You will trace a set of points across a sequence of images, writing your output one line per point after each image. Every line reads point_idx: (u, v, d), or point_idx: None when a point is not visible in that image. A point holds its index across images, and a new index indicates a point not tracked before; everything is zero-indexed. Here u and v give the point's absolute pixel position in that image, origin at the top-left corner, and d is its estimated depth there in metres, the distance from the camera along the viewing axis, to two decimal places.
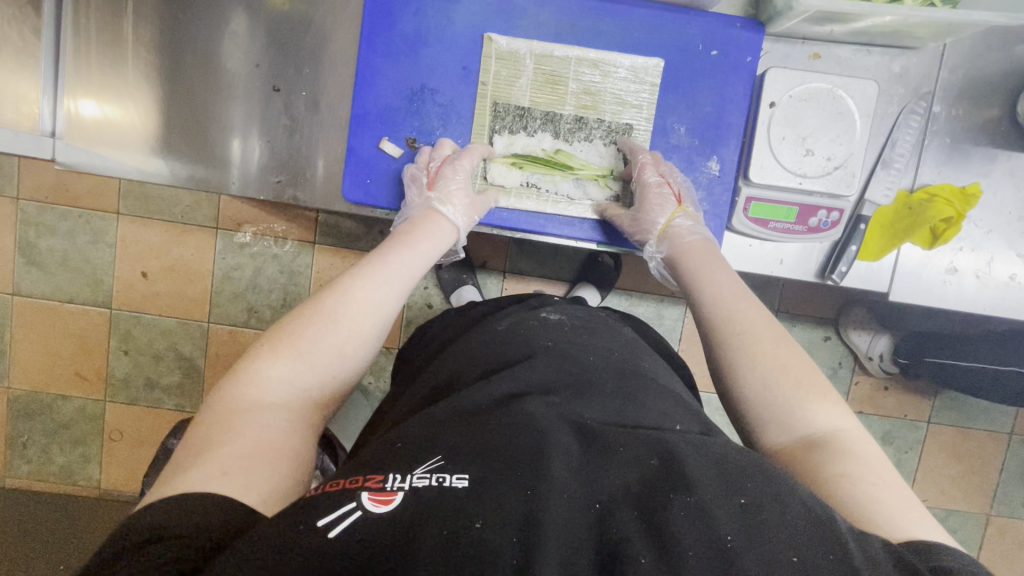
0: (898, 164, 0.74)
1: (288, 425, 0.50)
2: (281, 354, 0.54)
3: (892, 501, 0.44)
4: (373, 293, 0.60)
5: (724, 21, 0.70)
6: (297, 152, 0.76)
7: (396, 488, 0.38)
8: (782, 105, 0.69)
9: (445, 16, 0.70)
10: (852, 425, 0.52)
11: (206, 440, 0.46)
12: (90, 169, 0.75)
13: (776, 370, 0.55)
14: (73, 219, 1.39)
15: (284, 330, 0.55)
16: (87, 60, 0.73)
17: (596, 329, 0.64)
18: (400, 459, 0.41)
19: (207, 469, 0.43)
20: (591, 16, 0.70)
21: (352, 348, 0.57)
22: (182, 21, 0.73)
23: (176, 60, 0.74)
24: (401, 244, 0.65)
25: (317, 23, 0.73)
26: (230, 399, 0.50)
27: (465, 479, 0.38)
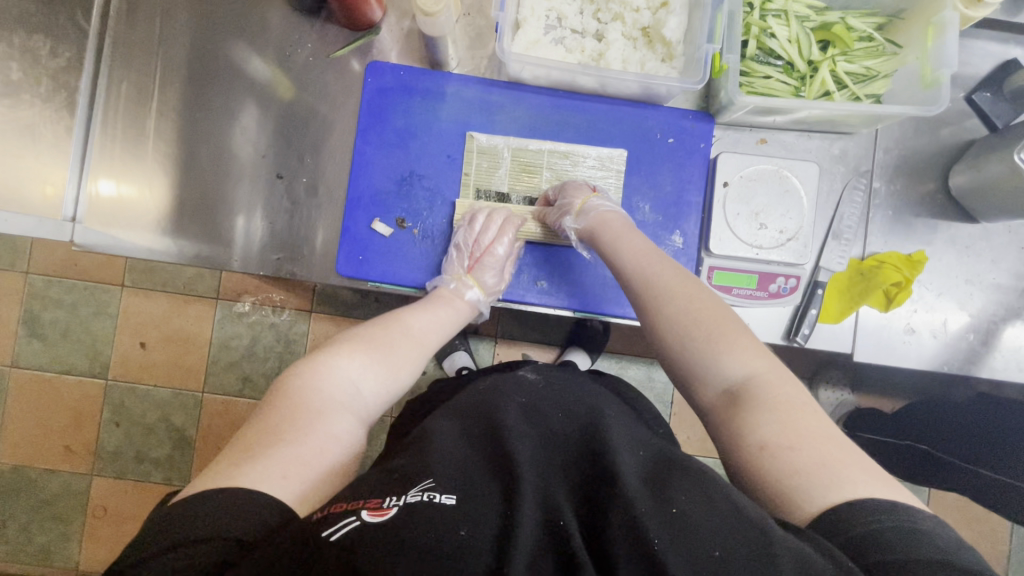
0: (847, 234, 0.81)
1: (350, 430, 0.57)
2: (351, 366, 0.62)
3: (815, 464, 0.47)
4: (421, 334, 0.70)
5: (678, 113, 0.79)
6: (296, 231, 0.82)
7: (391, 505, 0.43)
8: (735, 184, 0.77)
9: (431, 112, 0.79)
10: (763, 367, 0.56)
11: (272, 430, 0.52)
12: (105, 250, 0.80)
13: (689, 328, 0.61)
14: (79, 292, 1.45)
15: (356, 341, 0.64)
16: (113, 153, 0.81)
17: (574, 380, 0.68)
18: (397, 481, 0.46)
19: (271, 469, 0.48)
20: (562, 111, 0.79)
21: (400, 371, 0.66)
22: (200, 120, 0.83)
23: (190, 151, 0.83)
24: (444, 299, 0.75)
25: (320, 119, 0.83)
26: (308, 396, 0.56)
27: (453, 498, 0.43)
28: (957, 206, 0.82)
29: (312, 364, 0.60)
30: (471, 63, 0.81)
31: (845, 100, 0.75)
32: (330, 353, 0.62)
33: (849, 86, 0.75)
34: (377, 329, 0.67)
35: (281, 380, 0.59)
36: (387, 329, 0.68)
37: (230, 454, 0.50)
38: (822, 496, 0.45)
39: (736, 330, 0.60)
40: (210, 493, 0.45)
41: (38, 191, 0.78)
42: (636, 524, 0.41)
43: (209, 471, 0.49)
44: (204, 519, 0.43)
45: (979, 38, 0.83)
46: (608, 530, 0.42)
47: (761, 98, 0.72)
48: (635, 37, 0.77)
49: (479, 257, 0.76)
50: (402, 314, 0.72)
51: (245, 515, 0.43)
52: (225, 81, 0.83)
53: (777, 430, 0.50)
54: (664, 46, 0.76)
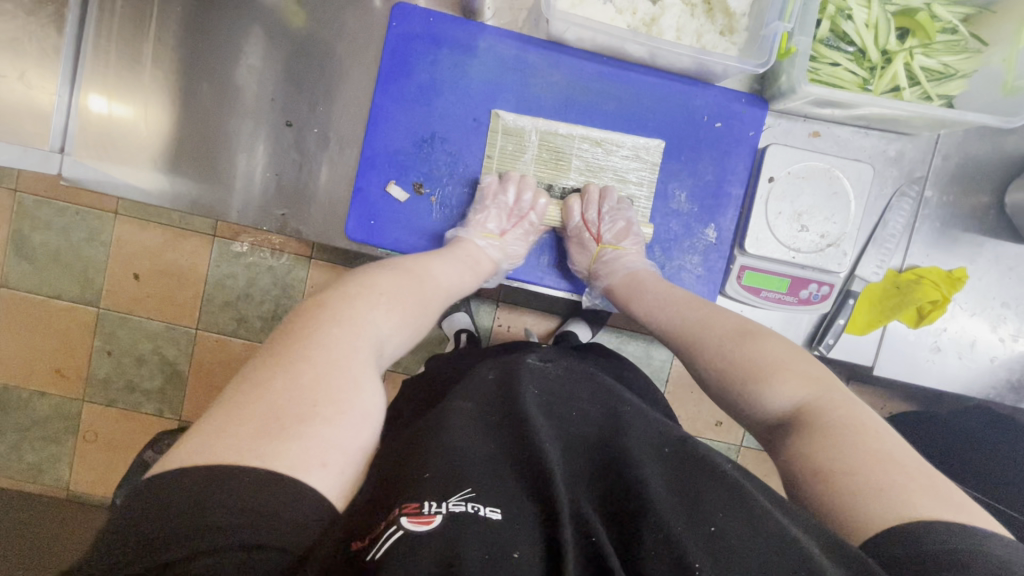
0: (889, 243, 0.76)
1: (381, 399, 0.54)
2: (383, 324, 0.58)
3: (873, 487, 0.45)
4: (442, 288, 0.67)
5: (730, 95, 0.72)
6: (303, 184, 0.76)
7: (434, 512, 0.41)
8: (780, 180, 0.71)
9: (461, 68, 0.72)
10: (813, 396, 0.55)
11: (303, 396, 0.47)
12: (96, 186, 0.74)
13: (757, 365, 0.59)
14: (70, 215, 1.39)
15: (389, 293, 0.60)
16: (105, 80, 0.73)
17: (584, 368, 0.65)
18: (431, 483, 0.43)
19: (310, 449, 0.44)
20: (603, 83, 0.72)
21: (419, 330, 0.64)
22: (203, 50, 0.75)
23: (190, 84, 0.75)
24: (466, 249, 0.72)
25: (336, 63, 0.75)
26: (338, 361, 0.51)
27: (499, 513, 0.42)
28: (1006, 224, 0.77)
29: (347, 316, 0.55)
30: (508, 14, 0.73)
31: (914, 99, 0.69)
32: (364, 305, 0.57)
33: (922, 84, 0.68)
34: (411, 284, 0.63)
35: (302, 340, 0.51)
36: (418, 281, 0.64)
37: (255, 419, 0.44)
38: (883, 515, 0.43)
39: (786, 355, 0.59)
40: (239, 474, 0.40)
41: (23, 116, 0.71)
42: (675, 544, 0.40)
43: (229, 437, 0.43)
44: (240, 504, 0.38)
45: None
46: (640, 549, 0.41)
47: (826, 88, 0.64)
48: (695, 2, 0.69)
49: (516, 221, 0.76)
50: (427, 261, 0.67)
51: (289, 499, 0.40)
52: (234, 8, 0.74)
53: (828, 450, 0.49)
54: (726, 17, 0.68)
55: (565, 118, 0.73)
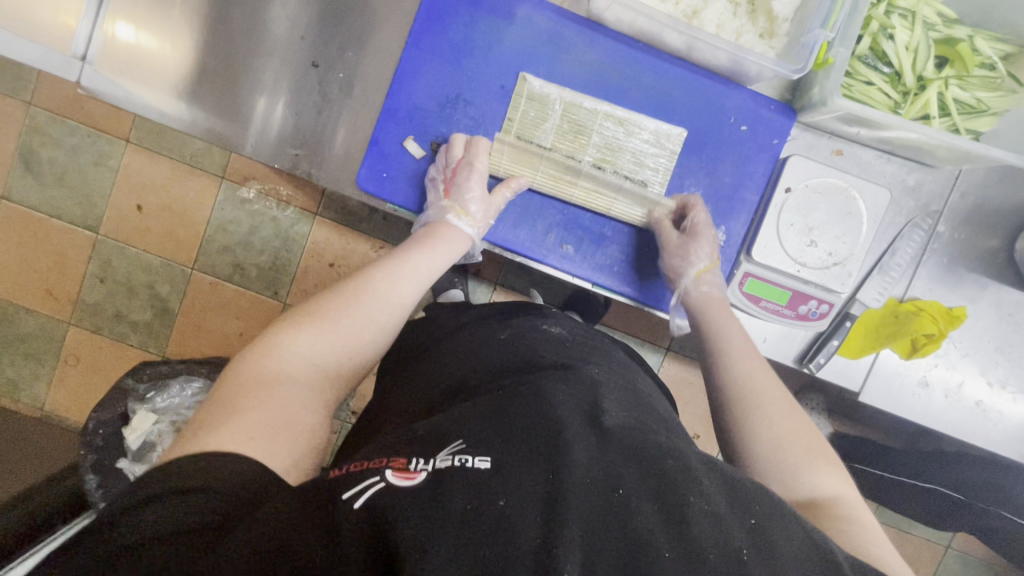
0: (894, 272, 0.76)
1: (311, 399, 0.51)
2: (303, 339, 0.55)
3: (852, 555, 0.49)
4: (401, 273, 0.64)
5: (759, 100, 0.72)
6: (320, 129, 0.76)
7: (419, 468, 0.43)
8: (797, 192, 0.71)
9: (495, 33, 0.71)
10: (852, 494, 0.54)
11: (229, 402, 0.48)
12: (111, 100, 0.74)
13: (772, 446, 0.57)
14: (81, 137, 1.37)
15: (304, 308, 0.58)
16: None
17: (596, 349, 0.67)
18: (427, 443, 0.45)
19: (233, 430, 0.45)
20: (625, 66, 0.71)
21: (374, 323, 0.60)
22: None
23: (220, 11, 0.74)
24: (425, 238, 0.69)
25: (371, 10, 0.74)
26: (259, 369, 0.51)
27: (488, 462, 0.42)
28: (1012, 271, 0.77)
29: (255, 345, 0.54)
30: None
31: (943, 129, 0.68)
32: (270, 331, 0.55)
33: (953, 115, 0.67)
34: (343, 292, 0.60)
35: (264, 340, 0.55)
36: (354, 284, 0.61)
37: (197, 419, 0.47)
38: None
39: (791, 420, 0.59)
40: (187, 457, 0.42)
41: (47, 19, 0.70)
42: (678, 514, 0.41)
43: (178, 441, 0.46)
44: (183, 471, 0.41)
45: None
46: (640, 506, 0.41)
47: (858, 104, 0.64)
48: (739, 1, 0.68)
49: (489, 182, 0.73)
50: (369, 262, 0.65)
51: (222, 470, 0.41)
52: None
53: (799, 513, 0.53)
54: (767, 20, 0.67)
55: (592, 97, 0.72)
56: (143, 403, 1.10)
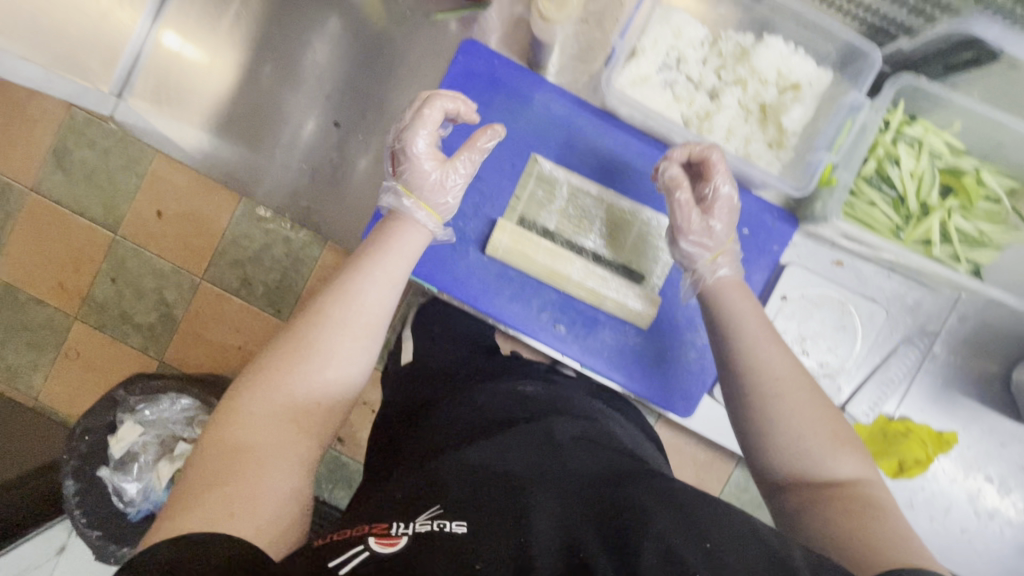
0: (887, 385, 0.75)
1: (287, 459, 0.49)
2: (263, 386, 0.51)
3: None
4: (367, 294, 0.57)
5: (763, 206, 0.72)
6: (330, 181, 0.81)
7: (399, 533, 0.40)
8: (791, 301, 0.72)
9: (512, 113, 0.73)
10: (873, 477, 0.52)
11: (200, 476, 0.46)
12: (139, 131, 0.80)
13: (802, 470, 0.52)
14: (116, 139, 1.36)
15: (264, 356, 0.54)
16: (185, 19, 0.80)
17: (569, 400, 0.65)
18: (403, 509, 0.43)
19: (207, 510, 0.43)
20: (629, 156, 0.74)
21: (341, 349, 0.55)
22: (273, 38, 0.81)
23: (254, 64, 0.81)
24: (386, 242, 0.62)
25: (392, 81, 0.80)
26: (220, 436, 0.48)
27: (465, 526, 0.39)
28: (1011, 402, 0.76)
29: (220, 410, 0.51)
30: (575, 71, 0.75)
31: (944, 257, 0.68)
32: (232, 389, 0.52)
33: (955, 246, 0.68)
34: (310, 322, 0.55)
35: (212, 423, 0.50)
36: (316, 311, 0.55)
37: (175, 499, 0.45)
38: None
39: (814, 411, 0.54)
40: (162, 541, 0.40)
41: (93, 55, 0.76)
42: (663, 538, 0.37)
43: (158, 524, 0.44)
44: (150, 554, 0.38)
45: None
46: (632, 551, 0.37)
47: (856, 228, 0.65)
48: (750, 109, 0.70)
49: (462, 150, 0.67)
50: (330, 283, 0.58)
51: (196, 542, 0.39)
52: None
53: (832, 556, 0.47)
54: (776, 131, 0.69)
55: (599, 184, 0.73)
56: (133, 413, 0.92)
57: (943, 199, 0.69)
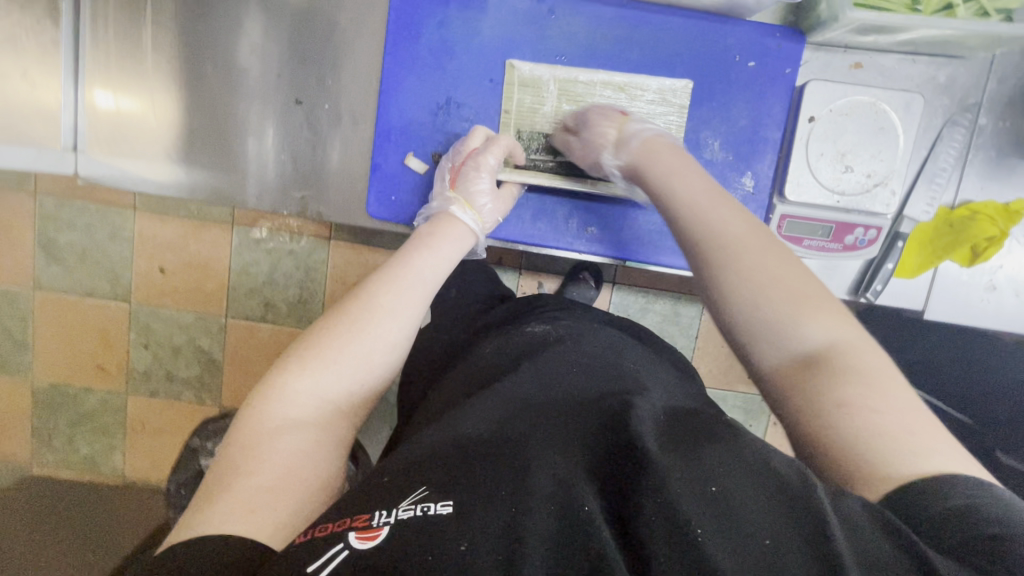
0: (939, 179, 0.71)
1: (312, 448, 0.48)
2: (315, 380, 0.51)
3: (901, 430, 0.37)
4: (406, 291, 0.59)
5: (764, 30, 0.67)
6: (318, 166, 0.73)
7: (382, 523, 0.35)
8: (822, 119, 0.67)
9: (472, 26, 0.68)
10: (851, 333, 0.43)
11: (224, 475, 0.44)
12: (112, 182, 0.74)
13: (768, 282, 0.46)
14: (91, 213, 1.27)
15: (306, 343, 0.54)
16: (111, 76, 0.71)
17: (584, 330, 0.61)
18: (387, 492, 0.38)
19: (230, 503, 0.42)
20: (632, 41, 0.68)
21: (375, 358, 0.55)
22: (200, 29, 0.71)
23: (193, 60, 0.72)
24: (429, 237, 0.64)
25: (331, 25, 0.70)
26: (249, 431, 0.47)
27: (451, 506, 0.35)
28: None
29: (259, 394, 0.51)
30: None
31: None
32: (273, 375, 0.52)
33: None
34: (336, 325, 0.55)
35: (239, 418, 0.49)
36: (385, 277, 0.59)
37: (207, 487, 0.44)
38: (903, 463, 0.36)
39: (771, 267, 0.47)
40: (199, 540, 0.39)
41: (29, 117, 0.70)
42: (669, 501, 0.34)
43: (197, 511, 0.42)
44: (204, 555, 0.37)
45: None
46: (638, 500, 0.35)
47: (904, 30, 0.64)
48: None
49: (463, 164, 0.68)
50: (370, 281, 0.59)
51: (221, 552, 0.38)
52: None
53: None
54: None
55: (607, 69, 0.68)
56: None
57: None
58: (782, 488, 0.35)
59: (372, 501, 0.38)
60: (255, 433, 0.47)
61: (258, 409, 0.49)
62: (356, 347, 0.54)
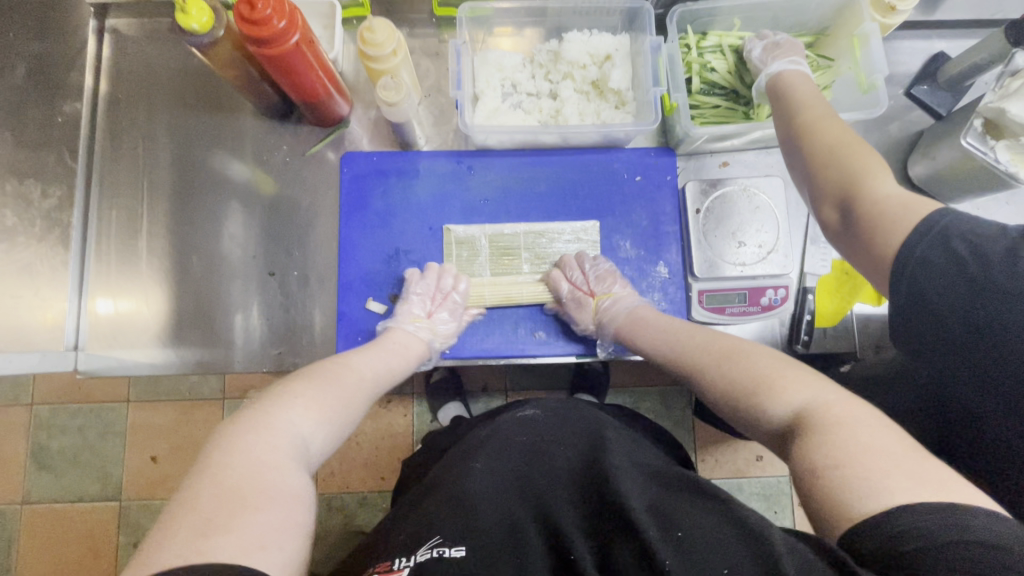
0: (823, 238, 0.82)
1: (306, 489, 0.51)
2: (305, 422, 0.57)
3: (857, 473, 0.41)
4: (364, 375, 0.68)
5: (640, 153, 0.83)
6: (294, 323, 0.83)
7: (403, 565, 0.45)
8: (705, 210, 0.80)
9: (408, 190, 0.84)
10: (824, 393, 0.50)
11: (215, 509, 0.44)
12: (108, 371, 0.80)
13: (720, 387, 0.59)
14: (85, 414, 1.32)
15: (285, 394, 0.58)
16: (110, 286, 0.83)
17: (570, 407, 0.64)
18: (408, 542, 0.47)
19: (243, 537, 0.42)
20: (540, 177, 0.83)
21: (342, 426, 0.63)
22: (190, 232, 0.85)
23: (185, 258, 0.85)
24: (380, 341, 0.75)
25: (303, 210, 0.86)
26: (220, 476, 0.47)
27: (465, 550, 0.44)
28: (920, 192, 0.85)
29: (220, 441, 0.50)
30: (377, 143, 0.87)
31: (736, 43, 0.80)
32: (243, 421, 0.53)
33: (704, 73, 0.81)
34: (328, 384, 0.62)
35: (206, 459, 0.48)
36: (338, 372, 0.65)
37: (186, 526, 0.42)
38: (871, 499, 0.39)
39: (762, 365, 0.56)
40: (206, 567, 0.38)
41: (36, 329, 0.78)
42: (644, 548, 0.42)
43: (168, 546, 0.41)
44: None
45: (902, 39, 0.88)
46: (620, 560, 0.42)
47: (753, 138, 0.80)
48: (587, 90, 0.82)
49: (439, 300, 0.78)
50: (341, 361, 0.68)
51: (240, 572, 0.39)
52: (202, 131, 0.87)
53: (904, 218, 0.51)
54: (615, 95, 0.81)
55: (523, 202, 0.83)
56: None
57: (702, 43, 0.81)
58: (741, 528, 0.42)
59: (392, 552, 0.47)
60: (234, 477, 0.47)
61: (224, 453, 0.49)
62: (332, 411, 0.61)
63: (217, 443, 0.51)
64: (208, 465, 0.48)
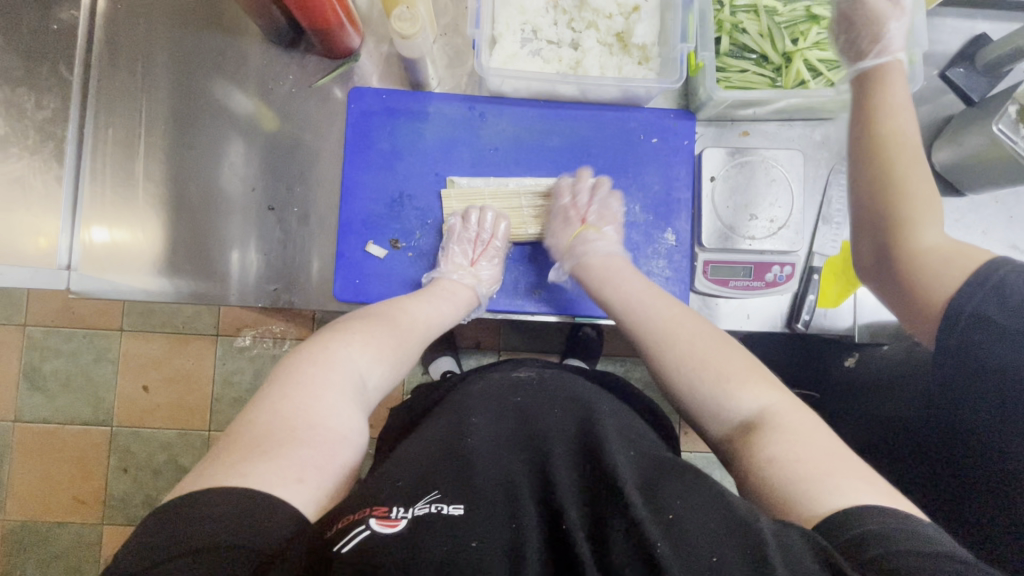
0: (837, 218, 0.80)
1: (355, 420, 0.55)
2: (361, 357, 0.61)
3: (820, 474, 0.46)
4: (414, 323, 0.71)
5: (659, 114, 0.80)
6: (291, 261, 0.82)
7: (399, 516, 0.44)
8: (720, 178, 0.78)
9: (416, 133, 0.81)
10: (774, 400, 0.56)
11: (270, 432, 0.49)
12: (103, 295, 0.79)
13: (696, 365, 0.62)
14: (79, 339, 1.32)
15: (345, 331, 0.63)
16: (103, 211, 0.80)
17: (564, 378, 0.65)
18: (403, 494, 0.46)
19: (282, 467, 0.46)
20: (554, 130, 0.81)
21: (398, 363, 0.67)
22: (187, 158, 0.83)
23: (182, 185, 0.82)
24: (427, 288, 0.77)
25: (306, 146, 0.83)
26: (289, 401, 0.52)
27: (460, 509, 0.44)
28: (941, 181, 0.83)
29: (292, 367, 0.57)
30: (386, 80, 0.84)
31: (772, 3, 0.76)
32: (313, 350, 0.59)
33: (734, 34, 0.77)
34: (383, 324, 0.66)
35: (271, 388, 0.54)
36: (393, 317, 0.69)
37: (242, 444, 0.47)
38: (830, 501, 0.44)
39: (736, 361, 0.61)
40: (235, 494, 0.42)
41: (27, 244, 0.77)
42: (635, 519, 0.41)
43: (219, 462, 0.46)
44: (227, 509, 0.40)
45: (943, 17, 0.84)
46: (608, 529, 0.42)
47: (777, 108, 0.77)
48: (610, 42, 0.79)
49: (480, 250, 0.79)
50: (390, 305, 0.71)
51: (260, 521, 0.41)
52: (205, 53, 0.83)
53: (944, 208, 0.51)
54: (639, 50, 0.77)
55: (534, 155, 0.80)
56: None
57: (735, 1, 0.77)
58: (735, 522, 0.41)
59: (384, 499, 0.46)
60: (294, 404, 0.52)
61: (304, 372, 0.56)
62: (387, 349, 0.65)
63: (285, 371, 0.57)
64: (295, 390, 0.53)
